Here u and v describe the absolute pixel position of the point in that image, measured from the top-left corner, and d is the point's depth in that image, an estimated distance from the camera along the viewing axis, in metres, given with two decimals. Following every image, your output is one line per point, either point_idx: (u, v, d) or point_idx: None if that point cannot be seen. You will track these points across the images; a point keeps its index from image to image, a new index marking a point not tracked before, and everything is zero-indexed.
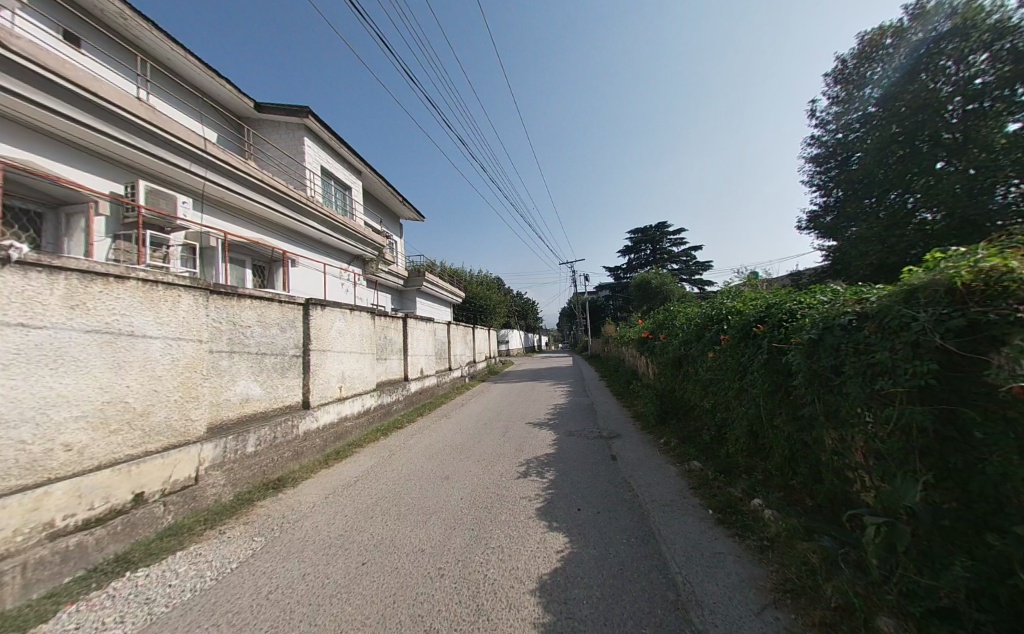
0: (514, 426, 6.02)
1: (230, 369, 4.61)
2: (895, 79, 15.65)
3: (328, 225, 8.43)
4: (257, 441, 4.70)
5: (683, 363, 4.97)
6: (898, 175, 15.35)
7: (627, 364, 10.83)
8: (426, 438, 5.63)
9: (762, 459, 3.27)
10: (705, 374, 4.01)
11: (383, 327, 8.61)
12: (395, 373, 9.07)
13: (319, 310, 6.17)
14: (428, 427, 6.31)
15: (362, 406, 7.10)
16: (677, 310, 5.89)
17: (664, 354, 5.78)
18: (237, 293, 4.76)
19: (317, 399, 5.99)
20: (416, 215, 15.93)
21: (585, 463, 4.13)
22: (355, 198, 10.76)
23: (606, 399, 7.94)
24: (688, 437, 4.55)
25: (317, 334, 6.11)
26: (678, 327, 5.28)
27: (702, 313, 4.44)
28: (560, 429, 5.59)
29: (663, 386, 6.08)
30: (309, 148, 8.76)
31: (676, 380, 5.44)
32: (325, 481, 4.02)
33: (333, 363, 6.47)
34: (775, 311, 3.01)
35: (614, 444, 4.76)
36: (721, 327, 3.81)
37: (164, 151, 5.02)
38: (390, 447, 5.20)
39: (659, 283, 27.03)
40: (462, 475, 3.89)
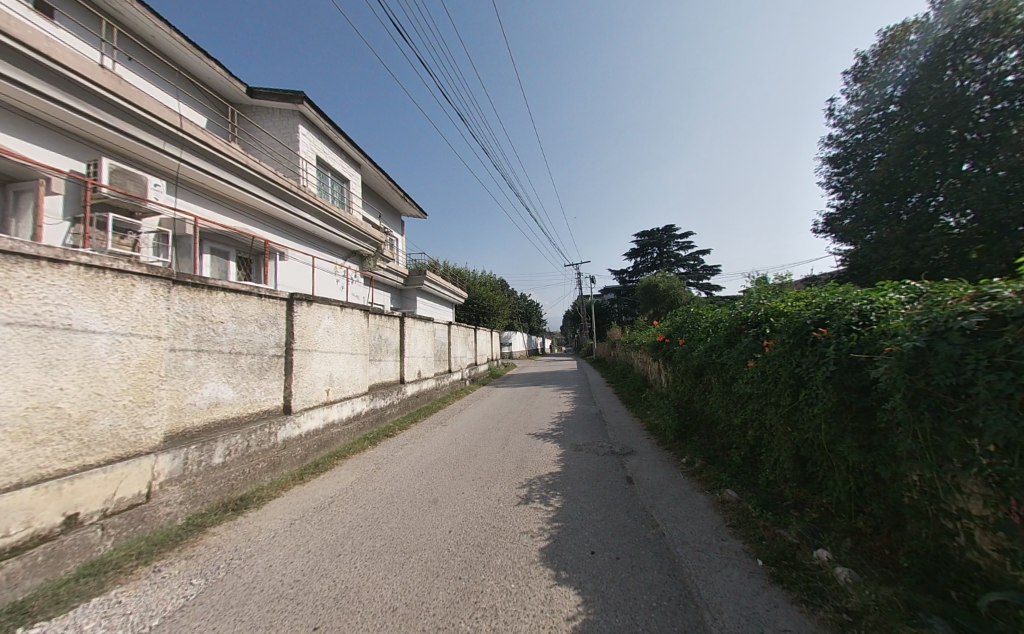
0: (516, 437, 5.43)
1: (196, 369, 4.10)
2: (918, 76, 14.97)
3: (320, 216, 7.93)
4: (225, 451, 4.18)
5: (709, 372, 4.36)
6: (922, 176, 14.65)
7: (636, 370, 10.21)
8: (416, 449, 5.06)
9: (817, 493, 2.67)
10: (740, 386, 3.42)
11: (378, 326, 8.09)
12: (391, 375, 8.55)
13: (305, 306, 5.67)
14: (420, 436, 5.74)
15: (352, 411, 6.57)
16: (700, 312, 5.28)
17: (684, 362, 5.19)
18: (208, 284, 4.25)
19: (300, 404, 5.46)
20: (419, 212, 15.49)
21: (596, 486, 3.55)
22: (354, 192, 10.30)
23: (615, 408, 7.35)
24: (715, 458, 3.95)
25: (303, 333, 5.60)
26: (702, 331, 4.70)
27: (735, 316, 3.84)
28: (566, 442, 5.00)
29: (682, 397, 5.47)
30: (304, 136, 8.29)
31: (701, 391, 4.85)
32: (294, 502, 3.46)
33: (319, 364, 5.95)
34: (843, 312, 2.41)
35: (629, 463, 4.18)
36: (763, 333, 3.21)
37: (133, 127, 4.53)
38: (376, 460, 4.63)
39: (666, 286, 26.37)
40: (453, 500, 3.32)
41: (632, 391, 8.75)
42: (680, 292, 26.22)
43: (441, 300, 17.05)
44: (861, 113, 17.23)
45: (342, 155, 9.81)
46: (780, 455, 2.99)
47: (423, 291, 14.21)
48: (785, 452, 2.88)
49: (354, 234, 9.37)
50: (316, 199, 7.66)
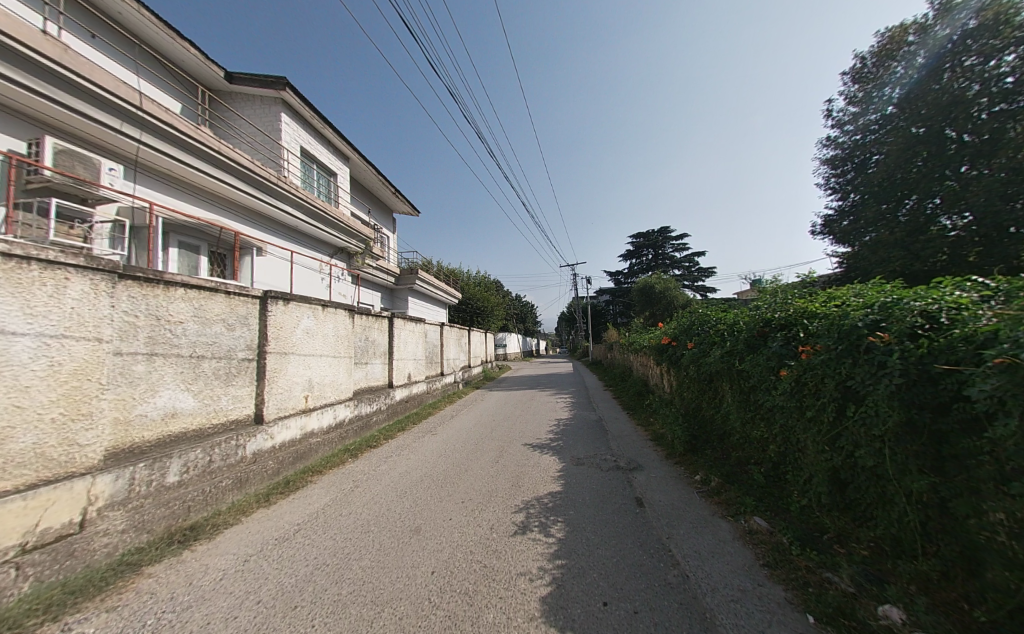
0: (511, 448, 4.99)
1: (149, 375, 3.60)
2: (917, 77, 14.85)
3: (302, 210, 7.46)
4: (182, 469, 3.68)
5: (724, 380, 3.96)
6: (921, 179, 14.53)
7: (636, 374, 9.83)
8: (402, 462, 4.59)
9: (866, 526, 2.26)
10: (765, 396, 3.02)
11: (365, 328, 7.61)
12: (378, 379, 8.07)
13: (281, 305, 5.18)
14: (407, 447, 5.27)
15: (333, 419, 6.08)
16: (711, 315, 4.90)
17: (693, 368, 4.80)
18: (164, 279, 3.76)
19: (273, 412, 4.97)
20: (411, 209, 15.04)
21: (602, 511, 3.12)
22: (342, 186, 9.81)
23: (616, 415, 6.95)
24: (733, 476, 3.54)
25: (279, 334, 5.12)
26: (715, 334, 4.32)
27: (755, 318, 3.46)
28: (567, 456, 4.57)
29: (691, 405, 5.09)
30: (286, 125, 7.80)
31: (714, 399, 4.46)
32: (254, 531, 2.97)
33: (297, 369, 5.46)
34: (905, 314, 2.01)
35: (637, 481, 3.76)
36: (794, 337, 2.81)
37: (82, 102, 4.01)
38: (355, 476, 4.16)
39: (662, 288, 26.11)
40: (439, 529, 2.86)
41: (633, 397, 8.36)
42: (677, 293, 26.02)
43: (434, 301, 16.58)
44: (859, 114, 17.13)
45: (329, 147, 9.32)
46: (815, 478, 2.58)
47: (415, 291, 13.74)
48: (820, 474, 2.49)
49: (340, 229, 8.90)
50: (298, 191, 7.20)
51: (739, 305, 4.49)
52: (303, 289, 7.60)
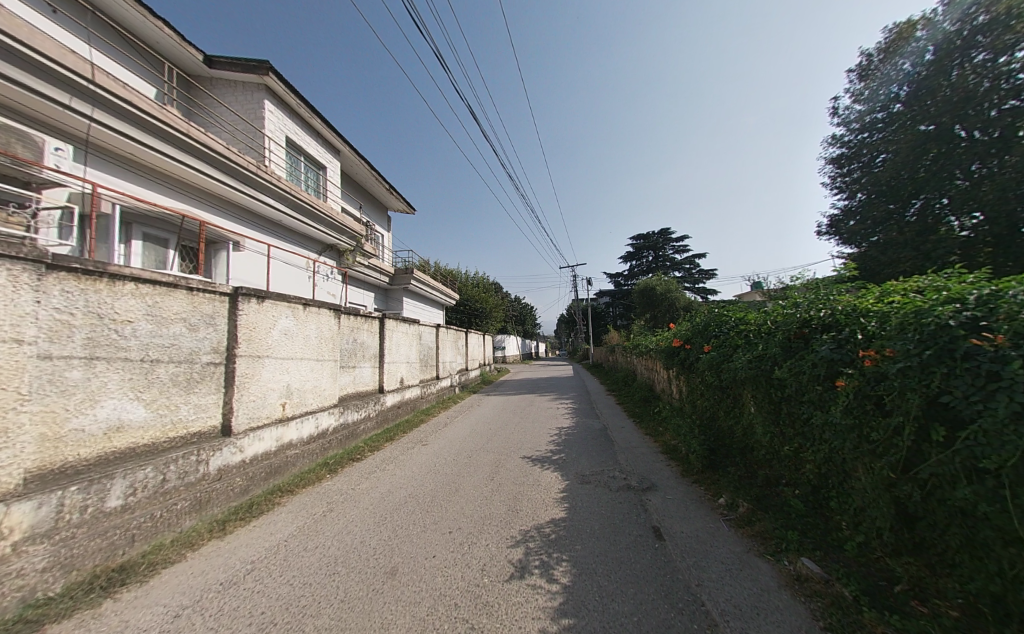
0: (508, 462, 4.50)
1: (86, 383, 3.10)
2: (924, 73, 14.49)
3: (285, 202, 7.06)
4: (128, 491, 3.16)
5: (749, 387, 3.49)
6: (930, 178, 14.15)
7: (640, 379, 9.36)
8: (385, 480, 4.09)
9: (952, 579, 1.77)
10: (808, 410, 2.54)
11: (352, 329, 7.12)
12: (367, 384, 7.59)
13: (253, 303, 4.69)
14: (393, 461, 4.77)
15: (315, 429, 5.59)
16: (729, 316, 4.42)
17: (710, 373, 4.31)
18: (109, 272, 3.26)
19: (244, 423, 4.47)
20: (407, 207, 14.59)
21: (613, 545, 2.62)
22: (331, 180, 9.34)
23: (622, 424, 6.47)
24: (765, 501, 3.05)
25: (251, 335, 4.63)
26: (737, 337, 3.85)
27: (790, 317, 2.99)
28: (570, 472, 4.07)
29: (707, 415, 4.60)
30: (270, 113, 7.34)
31: (734, 410, 4.00)
32: (196, 574, 2.44)
33: (273, 374, 4.96)
34: (1018, 309, 1.53)
35: (652, 506, 3.25)
36: (846, 339, 2.34)
37: (22, 72, 3.53)
38: (330, 497, 3.66)
39: (664, 290, 25.65)
40: (419, 570, 2.36)
41: (638, 403, 7.87)
42: (678, 295, 25.59)
43: (431, 302, 16.10)
44: (864, 112, 16.75)
45: (318, 139, 8.86)
46: (871, 509, 2.10)
47: (410, 291, 13.25)
48: (881, 506, 2.00)
49: (329, 225, 8.47)
50: (280, 182, 6.79)
51: (762, 304, 4.03)
52: (285, 288, 7.11)
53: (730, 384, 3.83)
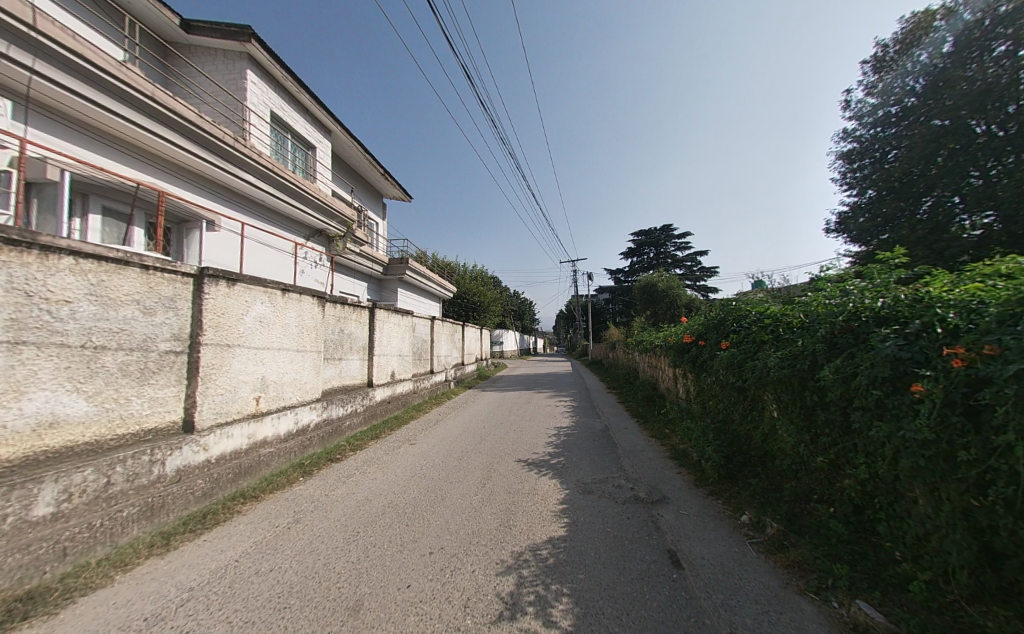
0: (502, 467, 4.09)
1: (10, 371, 2.62)
2: (943, 65, 13.98)
3: (265, 180, 6.59)
4: (61, 497, 2.68)
5: (776, 390, 3.07)
6: (945, 175, 13.68)
7: (643, 377, 8.95)
8: (363, 485, 3.67)
9: None
10: (860, 419, 2.11)
11: (339, 318, 6.67)
12: (355, 378, 7.16)
13: (223, 286, 4.22)
14: (375, 462, 4.34)
15: (293, 425, 5.17)
16: (752, 311, 3.97)
17: (727, 373, 3.88)
18: (43, 243, 2.78)
19: (210, 418, 4.04)
20: (404, 195, 14.05)
21: (623, 575, 2.19)
22: (321, 161, 8.82)
23: (625, 424, 6.08)
24: (798, 521, 2.63)
25: (219, 322, 4.16)
26: (762, 332, 3.43)
27: (835, 310, 2.56)
28: (571, 480, 3.64)
29: (724, 418, 4.18)
30: (252, 84, 6.80)
31: (757, 413, 3.57)
32: (117, 607, 1.99)
33: (246, 365, 4.52)
34: None
35: (665, 524, 2.82)
36: (919, 334, 1.90)
37: None
38: (297, 505, 3.22)
39: (665, 286, 25.16)
40: (383, 605, 1.93)
41: (641, 403, 7.44)
42: (680, 292, 25.09)
43: (427, 294, 15.64)
44: (878, 106, 16.22)
45: (307, 117, 8.33)
46: (945, 542, 1.68)
47: (405, 282, 12.78)
48: (964, 541, 1.58)
49: (317, 208, 8.00)
50: (259, 157, 6.31)
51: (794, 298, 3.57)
52: (266, 273, 6.65)
53: (754, 386, 3.39)
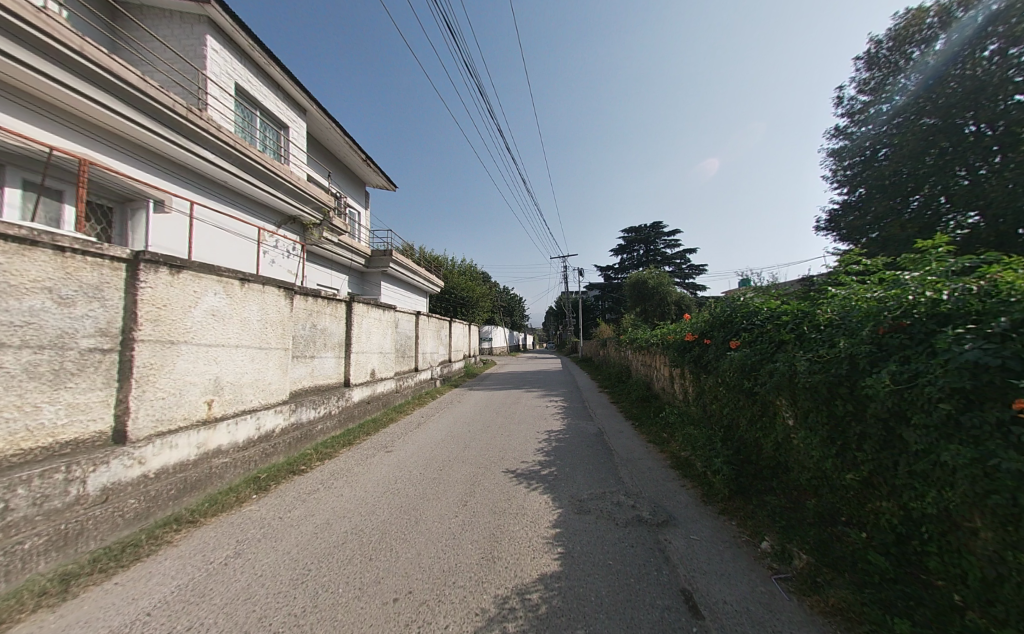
0: (485, 479, 3.64)
1: None
2: (934, 63, 13.94)
3: (225, 157, 5.95)
4: None
5: (797, 397, 2.70)
6: (934, 174, 13.65)
7: (637, 376, 8.60)
8: (325, 504, 3.18)
9: None
10: (923, 437, 1.72)
11: (311, 313, 6.11)
12: (329, 377, 6.61)
13: (164, 273, 3.64)
14: (344, 475, 3.85)
15: (254, 431, 4.62)
16: (764, 307, 3.59)
17: (735, 376, 3.50)
18: None
19: (148, 427, 3.48)
20: (388, 184, 13.41)
21: (632, 628, 1.75)
22: (296, 143, 8.18)
23: (619, 428, 5.71)
24: (830, 551, 2.24)
25: (160, 315, 3.59)
26: (779, 330, 3.05)
27: (882, 306, 2.17)
28: (564, 496, 3.22)
29: (731, 425, 3.82)
30: (214, 52, 6.15)
31: (768, 422, 3.21)
32: None
33: (195, 363, 3.95)
34: None
35: (676, 553, 2.41)
36: (1006, 334, 1.51)
37: None
38: (241, 533, 2.71)
39: (655, 283, 24.95)
40: None
41: (635, 404, 7.07)
42: (671, 290, 24.92)
43: (413, 288, 15.04)
44: (870, 104, 16.17)
45: (279, 93, 7.69)
46: None
47: (388, 275, 12.20)
48: None
49: (288, 192, 7.37)
50: (218, 131, 5.68)
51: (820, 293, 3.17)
52: (228, 261, 6.05)
53: (769, 391, 3.02)
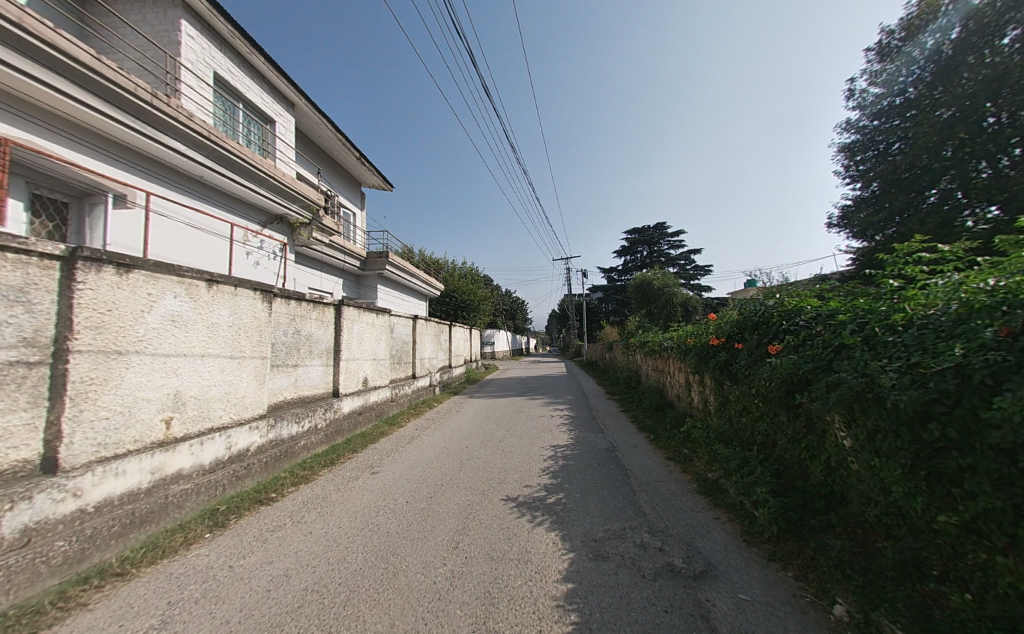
0: (481, 511, 3.08)
1: None
2: (948, 52, 13.39)
3: (198, 148, 5.44)
4: None
5: (864, 418, 2.13)
6: (953, 166, 13.03)
7: (648, 383, 8.04)
8: (287, 549, 2.60)
9: None
10: None
11: (294, 318, 5.62)
12: (315, 387, 6.11)
13: (110, 274, 3.15)
14: (318, 505, 3.30)
15: (223, 450, 4.11)
16: (810, 305, 3.03)
17: (775, 387, 2.95)
18: None
19: (86, 454, 2.95)
20: (384, 184, 12.99)
21: None
22: (283, 138, 7.76)
23: (633, 442, 5.17)
24: (930, 620, 1.60)
25: (103, 322, 3.08)
26: (834, 332, 2.51)
27: (1005, 298, 1.61)
28: (574, 534, 2.66)
29: (768, 444, 3.26)
30: (188, 38, 5.74)
31: (819, 443, 2.64)
32: None
33: (148, 375, 3.44)
34: None
35: (725, 623, 1.84)
36: None
37: None
38: (172, 596, 2.13)
39: (661, 284, 24.35)
40: None
41: (648, 414, 6.50)
42: (678, 291, 24.31)
43: (411, 292, 14.58)
44: (883, 96, 15.60)
45: (264, 85, 7.29)
46: None
47: (385, 278, 11.73)
48: None
49: (272, 188, 6.87)
50: (190, 119, 5.16)
51: (885, 288, 2.62)
52: (197, 261, 5.59)
53: (819, 405, 2.47)
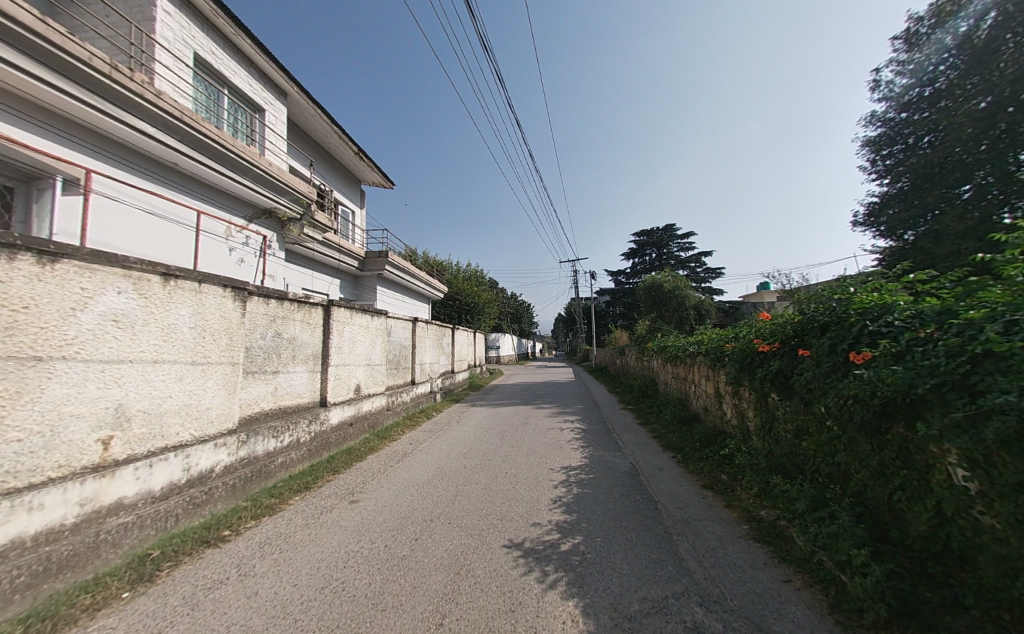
0: (476, 566, 2.39)
1: None
2: (984, 36, 12.48)
3: (169, 131, 4.89)
4: None
5: (1014, 455, 1.43)
6: (992, 159, 12.06)
7: (667, 392, 7.31)
8: (218, 620, 1.95)
9: None
10: None
11: (274, 319, 5.05)
12: (299, 396, 5.52)
13: (30, 262, 2.55)
14: (277, 549, 2.67)
15: (176, 473, 3.50)
16: (904, 301, 2.34)
17: (856, 406, 2.26)
18: None
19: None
20: (385, 182, 12.52)
21: None
22: (274, 128, 7.27)
23: (656, 463, 4.46)
24: None
25: (17, 321, 2.47)
26: (960, 332, 1.83)
27: None
28: (601, 606, 1.97)
29: (845, 478, 2.54)
30: (166, 16, 5.28)
31: (922, 484, 1.92)
32: None
33: (78, 386, 2.84)
34: None
35: None
36: None
37: None
38: None
39: (671, 286, 23.49)
40: None
41: (670, 429, 5.78)
42: (689, 293, 23.43)
43: (413, 294, 14.05)
44: (911, 87, 14.68)
45: (252, 70, 6.82)
46: None
47: (384, 279, 11.20)
48: None
49: (258, 180, 6.36)
50: (158, 98, 4.61)
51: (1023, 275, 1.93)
52: (165, 255, 5.07)
53: (935, 436, 1.78)
